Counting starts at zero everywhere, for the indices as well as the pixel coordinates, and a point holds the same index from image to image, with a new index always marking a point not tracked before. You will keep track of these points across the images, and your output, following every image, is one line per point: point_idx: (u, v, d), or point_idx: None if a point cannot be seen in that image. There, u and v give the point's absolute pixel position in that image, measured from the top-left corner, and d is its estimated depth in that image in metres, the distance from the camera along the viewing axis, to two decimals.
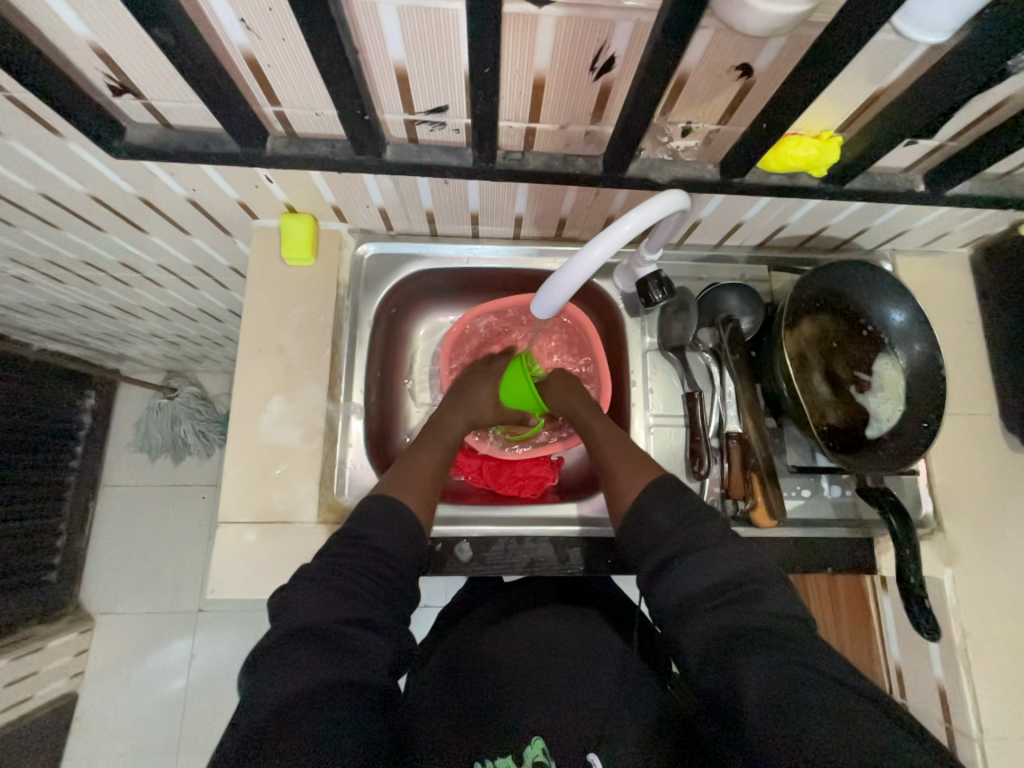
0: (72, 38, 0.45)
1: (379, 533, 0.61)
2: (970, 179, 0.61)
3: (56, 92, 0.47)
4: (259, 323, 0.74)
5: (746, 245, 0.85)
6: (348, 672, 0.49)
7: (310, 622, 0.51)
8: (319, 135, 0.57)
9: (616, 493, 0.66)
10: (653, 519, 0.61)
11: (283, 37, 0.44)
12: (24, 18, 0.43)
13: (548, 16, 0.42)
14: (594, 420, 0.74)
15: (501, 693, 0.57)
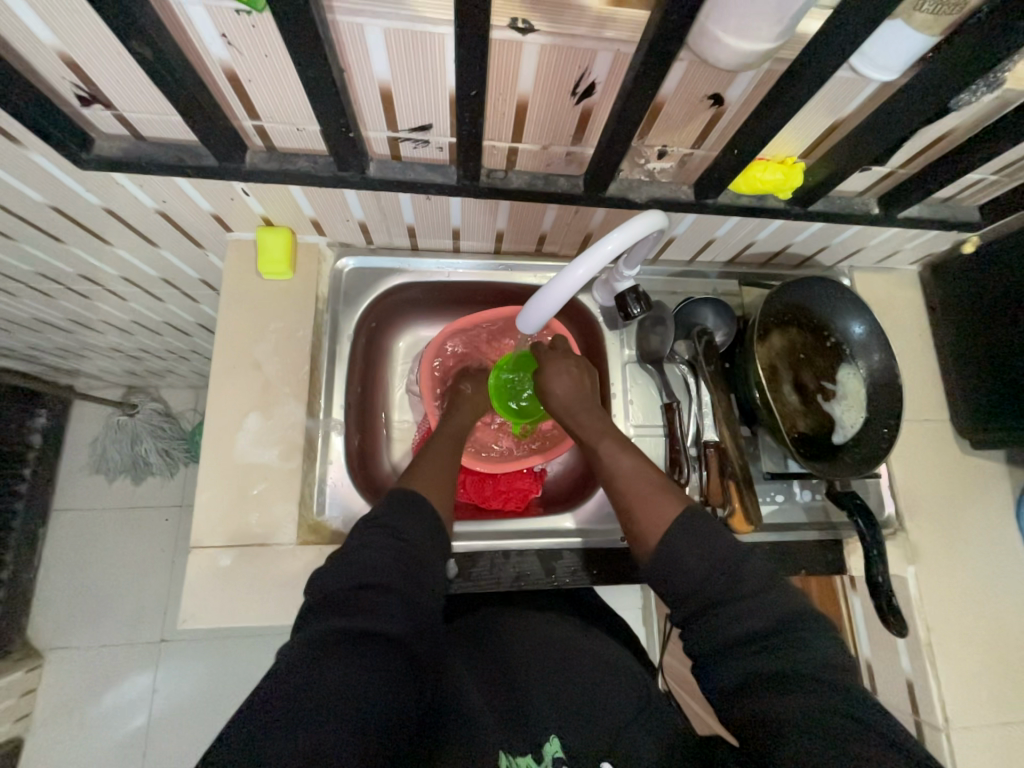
0: (38, 46, 0.43)
1: (404, 523, 0.58)
2: (920, 202, 0.66)
3: (18, 101, 0.45)
4: (234, 338, 0.72)
5: (718, 261, 0.88)
6: (372, 624, 0.49)
7: (337, 597, 0.51)
8: (301, 150, 0.56)
9: (643, 523, 0.61)
10: (686, 561, 0.56)
11: (265, 53, 0.44)
12: None
13: (532, 44, 0.44)
14: (607, 435, 0.69)
15: (518, 685, 0.58)
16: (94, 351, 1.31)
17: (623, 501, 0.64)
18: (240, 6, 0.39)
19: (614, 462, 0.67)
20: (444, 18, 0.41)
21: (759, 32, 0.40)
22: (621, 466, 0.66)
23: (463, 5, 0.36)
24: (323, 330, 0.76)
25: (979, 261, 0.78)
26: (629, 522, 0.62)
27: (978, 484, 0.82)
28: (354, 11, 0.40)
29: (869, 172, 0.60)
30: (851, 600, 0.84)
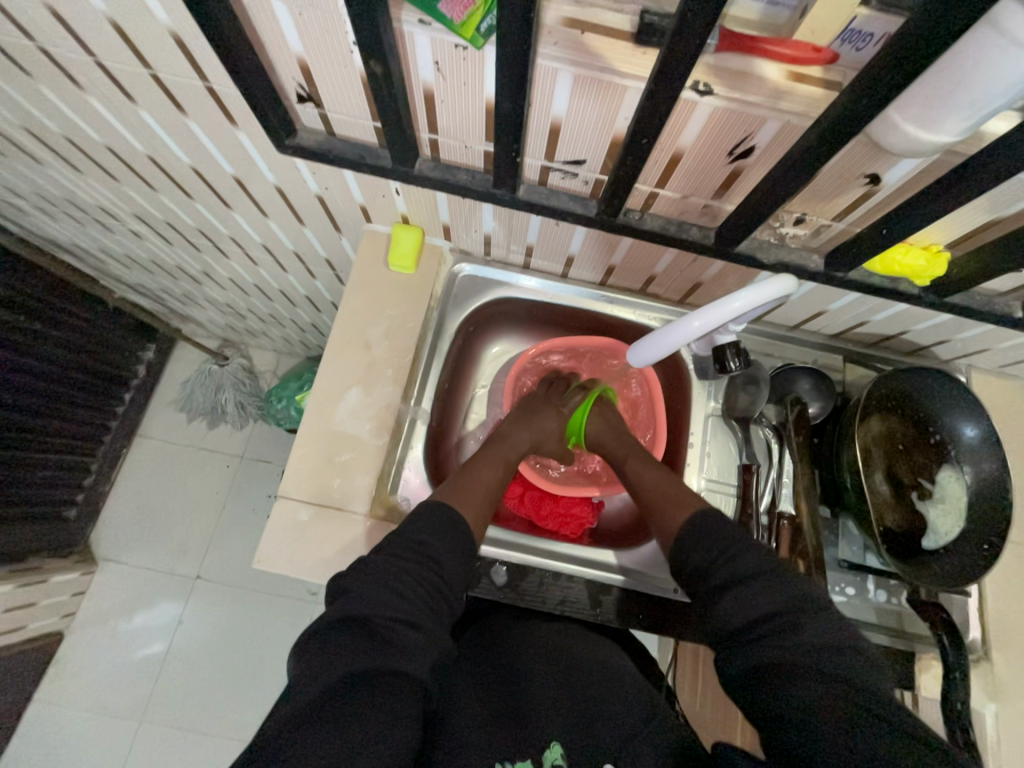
0: (284, 51, 0.51)
1: (435, 544, 0.61)
2: None
3: (256, 92, 0.54)
4: (353, 317, 0.79)
5: (822, 333, 0.86)
6: (398, 664, 0.50)
7: (360, 615, 0.52)
8: (461, 164, 0.62)
9: (669, 521, 0.66)
10: (712, 547, 0.61)
11: (465, 81, 0.50)
12: (253, 30, 0.50)
13: (706, 105, 0.47)
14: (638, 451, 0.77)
15: (536, 691, 0.60)
16: (212, 304, 1.46)
17: (650, 501, 0.70)
18: (461, 42, 0.45)
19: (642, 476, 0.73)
20: (634, 72, 0.45)
21: (943, 125, 0.41)
22: (649, 480, 0.73)
23: (662, 68, 0.40)
24: (430, 326, 0.81)
25: None
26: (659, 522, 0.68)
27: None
28: (555, 57, 0.45)
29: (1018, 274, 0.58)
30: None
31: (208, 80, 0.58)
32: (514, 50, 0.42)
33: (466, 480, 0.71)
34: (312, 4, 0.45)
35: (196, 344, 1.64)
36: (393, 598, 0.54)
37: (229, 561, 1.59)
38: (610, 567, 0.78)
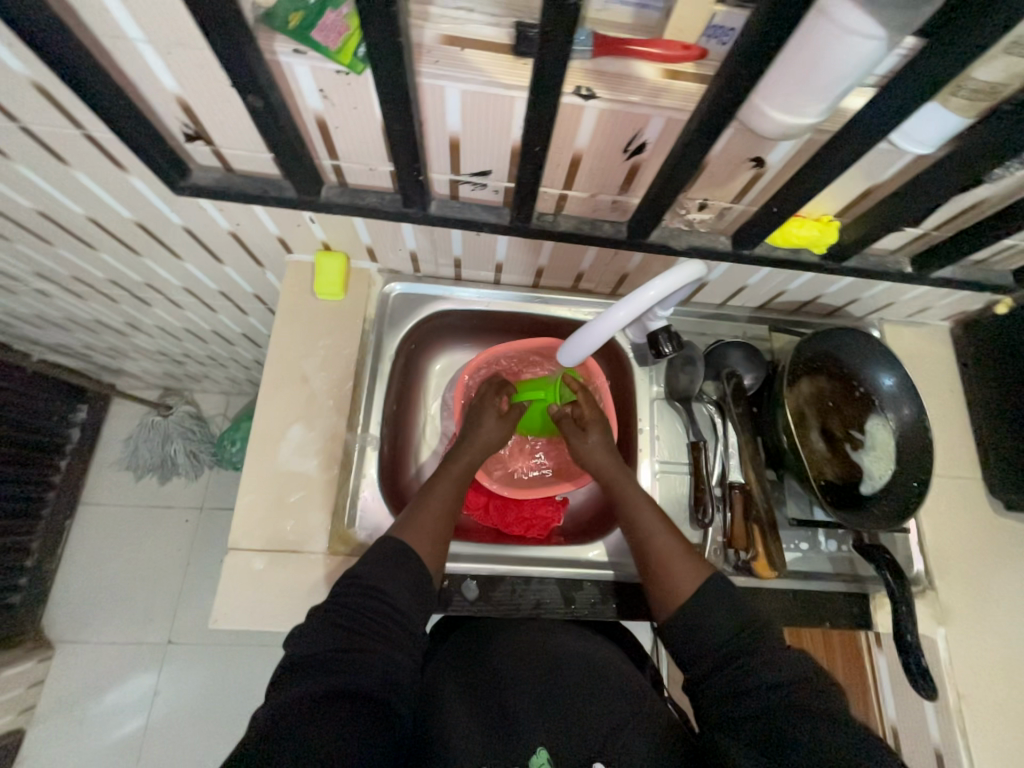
0: (160, 91, 0.49)
1: (391, 586, 0.59)
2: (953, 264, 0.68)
3: (138, 136, 0.51)
4: (285, 353, 0.77)
5: (748, 306, 0.91)
6: (353, 685, 0.51)
7: (309, 655, 0.53)
8: (369, 186, 0.62)
9: (668, 579, 0.64)
10: (705, 622, 0.59)
11: (355, 105, 0.49)
12: (123, 74, 0.48)
13: (592, 108, 0.49)
14: (630, 484, 0.73)
15: (514, 693, 0.61)
16: (143, 354, 1.39)
17: (648, 550, 0.67)
18: (341, 68, 0.45)
19: (635, 515, 0.70)
20: (517, 82, 0.46)
21: (804, 108, 0.44)
22: (644, 521, 0.69)
23: (539, 78, 0.41)
24: (367, 350, 0.80)
25: (1013, 322, 0.79)
26: (655, 577, 0.65)
27: (1011, 546, 0.80)
28: (438, 75, 0.46)
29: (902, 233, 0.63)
30: (879, 656, 0.82)
31: (85, 128, 0.55)
32: (392, 74, 0.42)
33: (417, 531, 0.65)
34: (180, 43, 0.44)
35: (133, 398, 1.55)
36: (340, 632, 0.54)
37: (201, 620, 1.51)
38: (581, 563, 0.77)
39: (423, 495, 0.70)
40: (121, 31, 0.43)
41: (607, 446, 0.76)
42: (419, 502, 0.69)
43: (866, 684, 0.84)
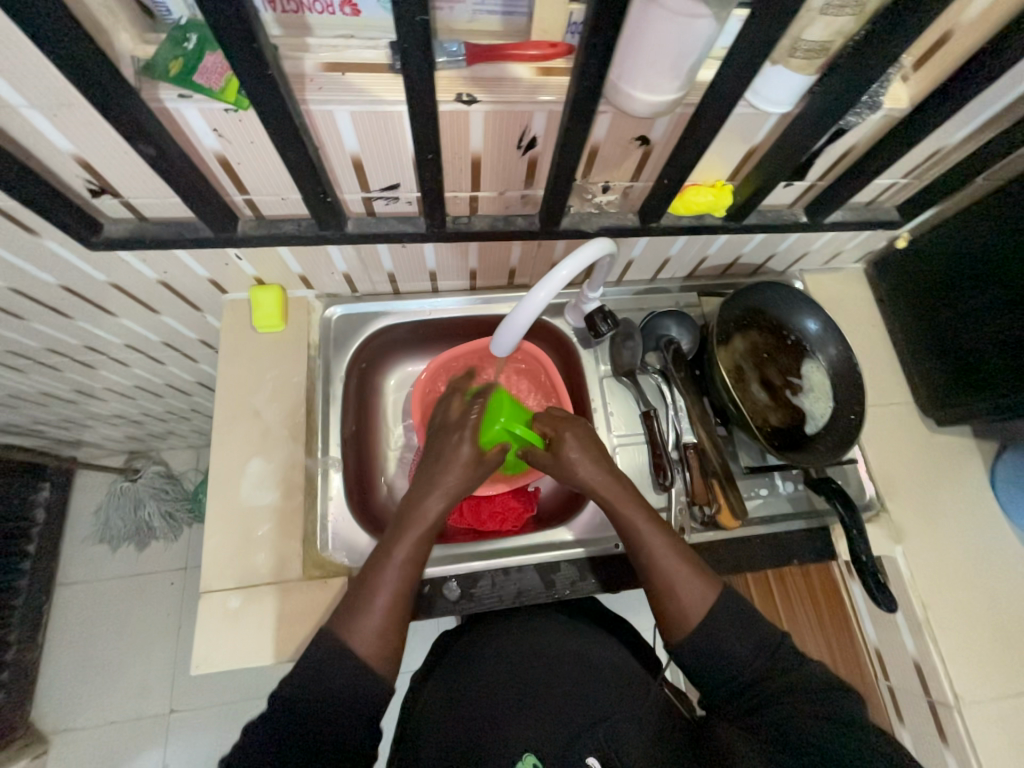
0: (54, 152, 0.50)
1: (331, 679, 0.54)
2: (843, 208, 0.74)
3: (40, 199, 0.52)
4: (234, 391, 0.77)
5: (677, 276, 0.95)
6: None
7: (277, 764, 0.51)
8: (286, 215, 0.63)
9: (680, 607, 0.61)
10: (727, 647, 0.59)
11: (250, 140, 0.51)
12: (12, 141, 0.48)
13: (476, 111, 0.51)
14: (634, 509, 0.65)
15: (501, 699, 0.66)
16: (99, 421, 1.36)
17: (659, 581, 0.62)
18: (228, 106, 0.47)
19: (649, 545, 0.63)
20: (399, 97, 0.49)
21: (663, 85, 0.48)
22: (654, 551, 0.63)
23: (413, 92, 0.44)
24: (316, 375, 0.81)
25: (913, 254, 0.85)
26: (666, 606, 0.62)
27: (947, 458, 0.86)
28: (324, 101, 0.48)
29: (790, 187, 0.68)
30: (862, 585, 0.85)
31: None
32: (275, 106, 0.44)
33: (360, 631, 0.57)
34: (64, 104, 0.45)
35: (97, 468, 1.51)
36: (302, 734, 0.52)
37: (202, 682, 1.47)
38: (556, 546, 0.79)
39: (373, 575, 0.60)
40: (1, 99, 0.44)
41: (605, 470, 0.67)
42: (367, 591, 0.59)
43: (848, 617, 0.89)
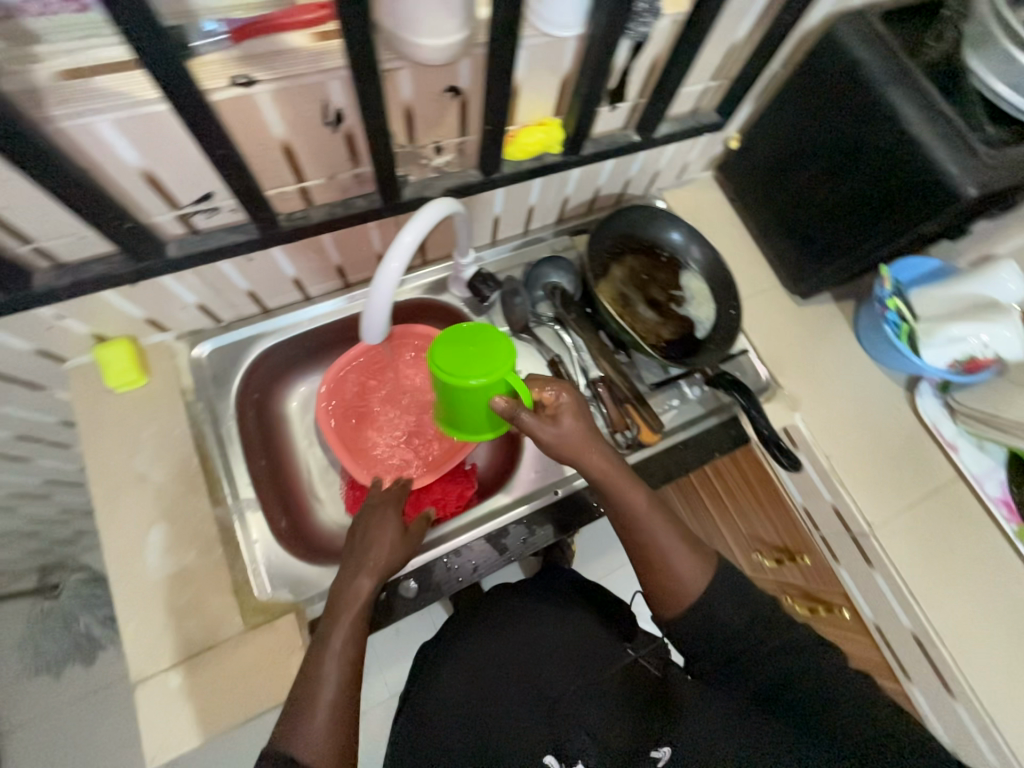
0: None
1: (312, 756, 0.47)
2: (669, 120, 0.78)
3: None
4: (105, 461, 0.70)
5: (548, 223, 0.97)
6: None
7: None
8: (93, 257, 0.56)
9: (673, 586, 0.60)
10: (718, 619, 0.58)
11: (5, 177, 0.45)
12: None
13: (261, 93, 0.48)
14: (633, 491, 0.62)
15: (479, 711, 0.64)
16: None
17: (647, 553, 0.61)
18: None
19: (647, 526, 0.61)
20: (157, 95, 0.44)
21: (444, 26, 0.46)
22: (649, 531, 0.61)
23: (168, 83, 0.39)
24: (202, 421, 0.75)
25: (746, 150, 0.92)
26: (659, 582, 0.61)
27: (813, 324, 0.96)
28: (77, 115, 0.43)
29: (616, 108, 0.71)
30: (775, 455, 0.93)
31: None
32: (9, 132, 0.38)
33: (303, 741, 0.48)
34: None
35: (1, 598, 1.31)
36: None
37: None
38: (500, 511, 0.80)
39: (300, 682, 0.52)
40: None
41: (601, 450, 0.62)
42: (308, 684, 0.51)
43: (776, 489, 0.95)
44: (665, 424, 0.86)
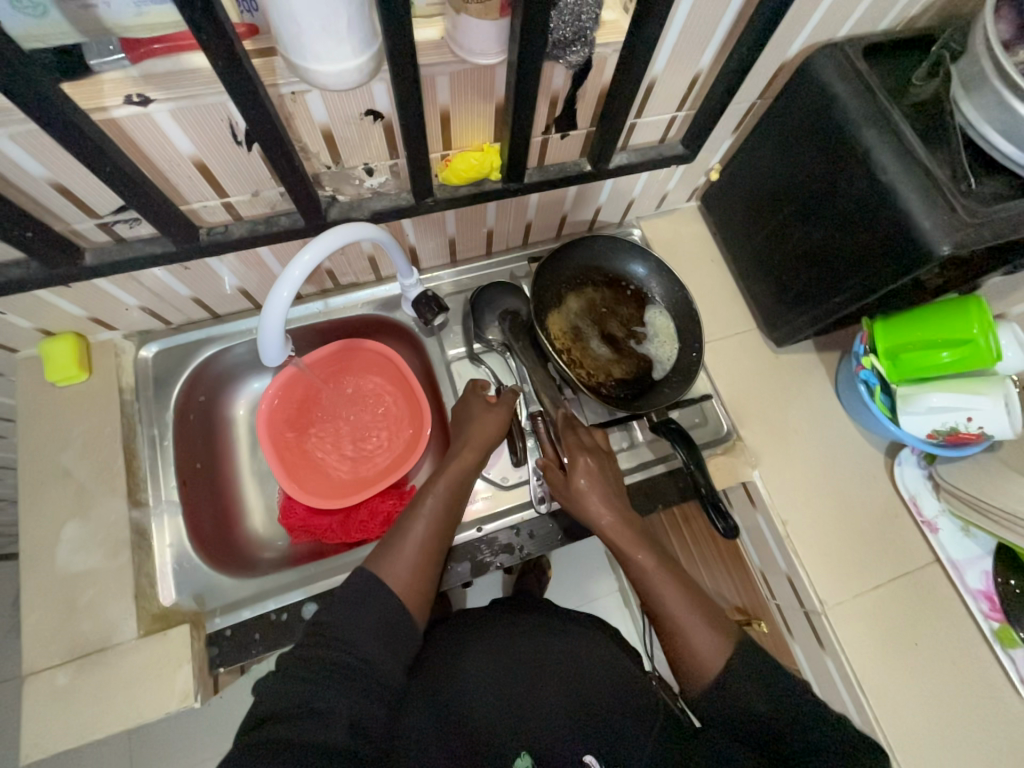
0: (30, 180, 0.45)
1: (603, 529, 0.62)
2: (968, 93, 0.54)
3: (31, 236, 0.47)
4: (237, 383, 0.80)
5: (731, 221, 0.79)
6: (460, 706, 0.57)
7: (453, 697, 0.58)
8: (276, 211, 0.58)
9: (689, 653, 0.56)
10: (745, 698, 0.52)
11: (217, 124, 0.46)
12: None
13: (459, 31, 0.44)
14: (642, 549, 0.61)
15: (561, 673, 0.61)
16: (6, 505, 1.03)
17: (667, 625, 0.58)
18: (199, 91, 0.42)
19: (657, 590, 0.60)
20: (363, 47, 0.41)
21: None
22: (664, 582, 0.60)
23: (389, 10, 0.37)
24: (329, 365, 0.80)
25: None
26: (677, 655, 0.57)
27: None
28: (289, 68, 0.43)
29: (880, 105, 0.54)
30: (963, 599, 0.68)
31: None
32: (242, 81, 0.38)
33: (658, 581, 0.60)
34: (24, 125, 0.40)
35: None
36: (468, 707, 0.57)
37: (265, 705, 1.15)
38: (552, 530, 0.70)
39: (402, 522, 0.62)
40: None
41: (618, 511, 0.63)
42: (398, 534, 0.61)
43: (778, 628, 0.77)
44: (799, 508, 0.72)
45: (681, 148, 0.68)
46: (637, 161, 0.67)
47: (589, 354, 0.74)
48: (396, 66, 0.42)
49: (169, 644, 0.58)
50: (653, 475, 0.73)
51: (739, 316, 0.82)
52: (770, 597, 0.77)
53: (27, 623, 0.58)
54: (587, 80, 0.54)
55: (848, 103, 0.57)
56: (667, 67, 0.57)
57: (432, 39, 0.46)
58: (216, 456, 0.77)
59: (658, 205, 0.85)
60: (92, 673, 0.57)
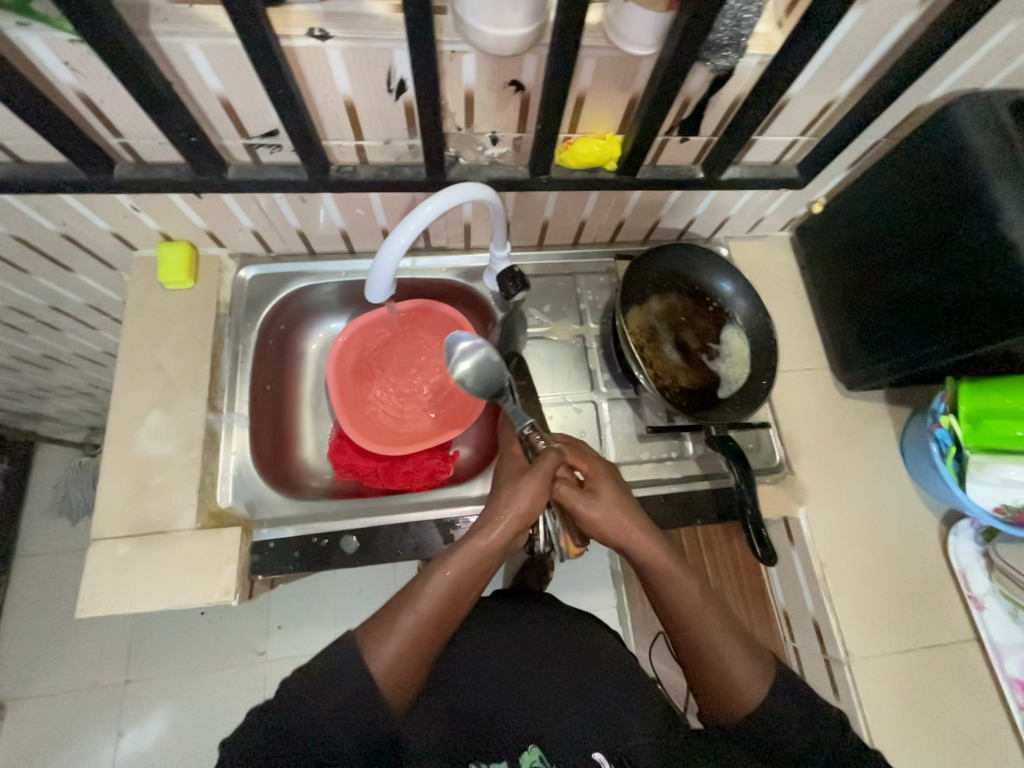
0: (205, 93, 0.50)
1: (637, 549, 0.57)
2: None
3: (193, 145, 0.52)
4: (316, 319, 0.84)
5: (825, 256, 0.79)
6: (471, 686, 0.61)
7: (463, 678, 0.61)
8: (401, 162, 0.61)
9: (728, 690, 0.53)
10: (748, 682, 0.53)
11: (378, 70, 0.49)
12: (179, 85, 0.49)
13: (620, 20, 0.46)
14: (677, 577, 0.55)
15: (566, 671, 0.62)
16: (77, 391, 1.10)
17: (707, 658, 0.54)
18: (375, 36, 0.46)
19: (697, 617, 0.54)
20: (534, 19, 0.44)
21: None
22: (707, 617, 0.54)
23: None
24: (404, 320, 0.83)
25: None
26: (714, 686, 0.53)
27: None
28: (459, 28, 0.45)
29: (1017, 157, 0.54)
30: (997, 683, 0.66)
31: None
32: (421, 34, 0.41)
33: (702, 613, 0.55)
34: (220, 41, 0.44)
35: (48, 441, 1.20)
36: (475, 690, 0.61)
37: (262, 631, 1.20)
38: None
39: (402, 600, 0.53)
40: (174, 39, 0.44)
41: (653, 533, 0.57)
42: (404, 616, 0.51)
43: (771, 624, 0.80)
44: (840, 552, 0.71)
45: (794, 173, 0.68)
46: (749, 176, 0.67)
47: (659, 357, 0.75)
48: (559, 42, 0.44)
49: (220, 541, 0.63)
50: (694, 488, 0.74)
51: (812, 352, 0.81)
52: (789, 638, 0.76)
53: (102, 494, 0.63)
54: (724, 88, 0.55)
55: (983, 152, 0.56)
56: (805, 88, 0.57)
57: (593, 25, 0.48)
58: (285, 381, 0.81)
59: (751, 228, 0.85)
60: (150, 551, 0.62)
